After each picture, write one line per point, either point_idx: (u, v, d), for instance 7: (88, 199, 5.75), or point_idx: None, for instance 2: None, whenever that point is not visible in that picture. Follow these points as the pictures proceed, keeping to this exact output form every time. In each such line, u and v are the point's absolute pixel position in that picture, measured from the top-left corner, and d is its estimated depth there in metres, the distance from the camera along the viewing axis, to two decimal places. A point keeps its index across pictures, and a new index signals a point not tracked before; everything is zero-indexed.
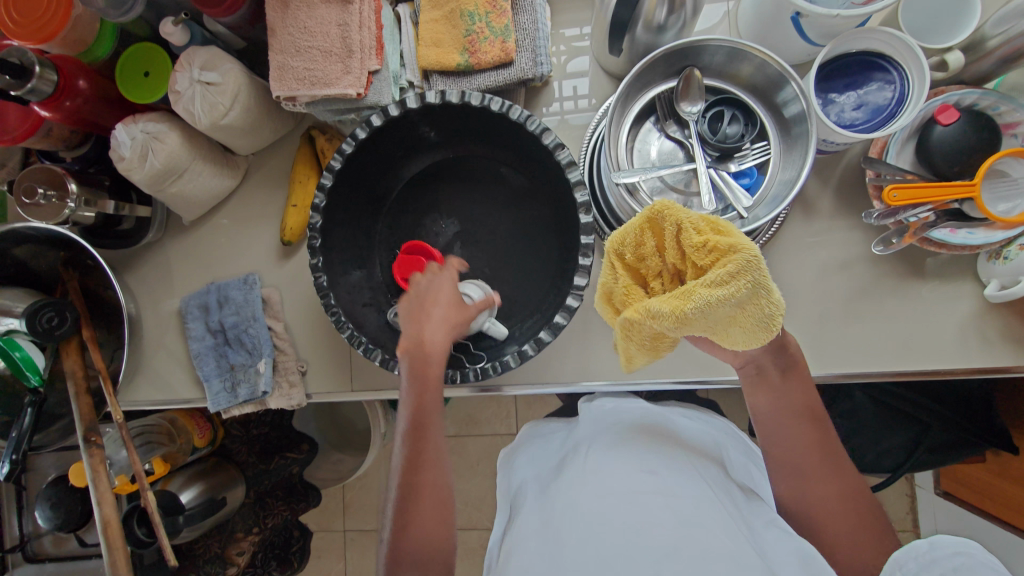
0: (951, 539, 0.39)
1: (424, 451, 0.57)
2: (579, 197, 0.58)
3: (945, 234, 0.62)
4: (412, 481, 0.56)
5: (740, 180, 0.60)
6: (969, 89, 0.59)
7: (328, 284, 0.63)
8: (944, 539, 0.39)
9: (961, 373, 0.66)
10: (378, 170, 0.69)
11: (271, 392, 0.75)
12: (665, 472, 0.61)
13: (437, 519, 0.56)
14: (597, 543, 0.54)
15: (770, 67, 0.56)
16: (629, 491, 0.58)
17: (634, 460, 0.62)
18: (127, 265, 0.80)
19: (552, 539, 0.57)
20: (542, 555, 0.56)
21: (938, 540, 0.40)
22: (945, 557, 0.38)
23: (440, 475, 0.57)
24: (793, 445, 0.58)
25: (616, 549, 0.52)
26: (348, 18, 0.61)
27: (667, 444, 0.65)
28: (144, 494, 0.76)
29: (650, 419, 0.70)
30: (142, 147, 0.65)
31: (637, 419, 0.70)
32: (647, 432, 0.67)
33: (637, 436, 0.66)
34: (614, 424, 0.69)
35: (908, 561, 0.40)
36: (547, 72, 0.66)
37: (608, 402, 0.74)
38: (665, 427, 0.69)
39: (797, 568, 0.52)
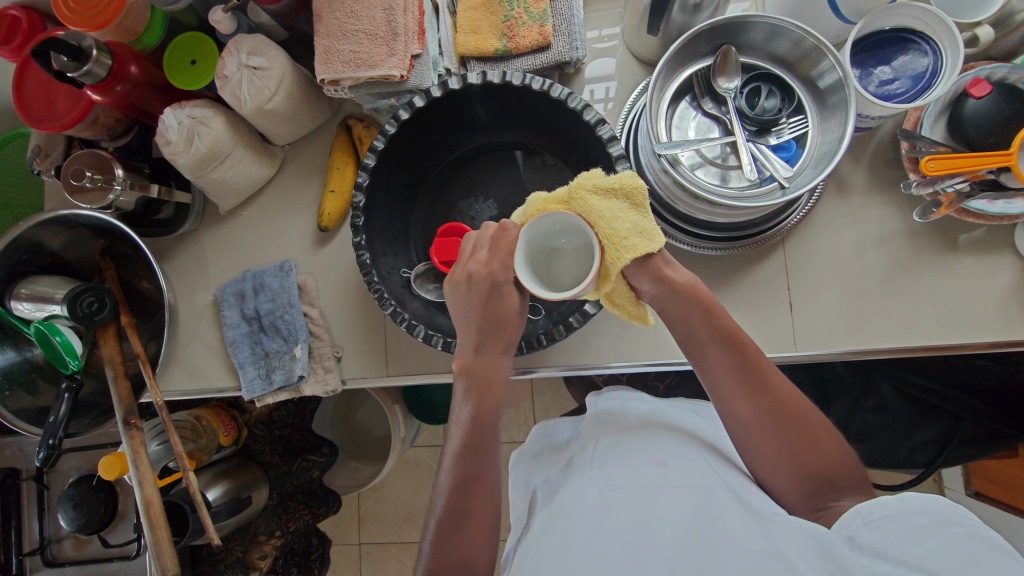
0: (921, 499, 0.46)
1: (478, 467, 0.58)
2: (622, 169, 0.60)
3: (982, 204, 0.62)
4: (466, 493, 0.57)
5: (779, 154, 0.62)
6: (998, 64, 0.61)
7: (370, 262, 0.64)
8: (915, 500, 0.46)
9: (1004, 346, 0.65)
10: (419, 152, 0.71)
11: (306, 377, 0.74)
12: (674, 463, 0.56)
13: (483, 528, 0.56)
14: (606, 538, 0.48)
15: (807, 42, 0.58)
16: (639, 484, 0.54)
17: (640, 456, 0.58)
18: (164, 255, 0.81)
19: (563, 536, 0.51)
20: (551, 551, 0.50)
21: (909, 499, 0.46)
22: (914, 514, 0.45)
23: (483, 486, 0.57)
24: (814, 439, 0.54)
25: (625, 544, 0.47)
26: (393, 3, 0.63)
27: (674, 434, 0.62)
28: (186, 479, 0.75)
29: (658, 416, 0.66)
30: (188, 131, 0.66)
31: (641, 413, 0.67)
32: (652, 427, 0.63)
33: (645, 431, 0.62)
34: (618, 424, 0.65)
35: (874, 511, 0.48)
36: (583, 56, 0.68)
37: (613, 396, 0.72)
38: (665, 422, 0.65)
39: (808, 546, 0.47)
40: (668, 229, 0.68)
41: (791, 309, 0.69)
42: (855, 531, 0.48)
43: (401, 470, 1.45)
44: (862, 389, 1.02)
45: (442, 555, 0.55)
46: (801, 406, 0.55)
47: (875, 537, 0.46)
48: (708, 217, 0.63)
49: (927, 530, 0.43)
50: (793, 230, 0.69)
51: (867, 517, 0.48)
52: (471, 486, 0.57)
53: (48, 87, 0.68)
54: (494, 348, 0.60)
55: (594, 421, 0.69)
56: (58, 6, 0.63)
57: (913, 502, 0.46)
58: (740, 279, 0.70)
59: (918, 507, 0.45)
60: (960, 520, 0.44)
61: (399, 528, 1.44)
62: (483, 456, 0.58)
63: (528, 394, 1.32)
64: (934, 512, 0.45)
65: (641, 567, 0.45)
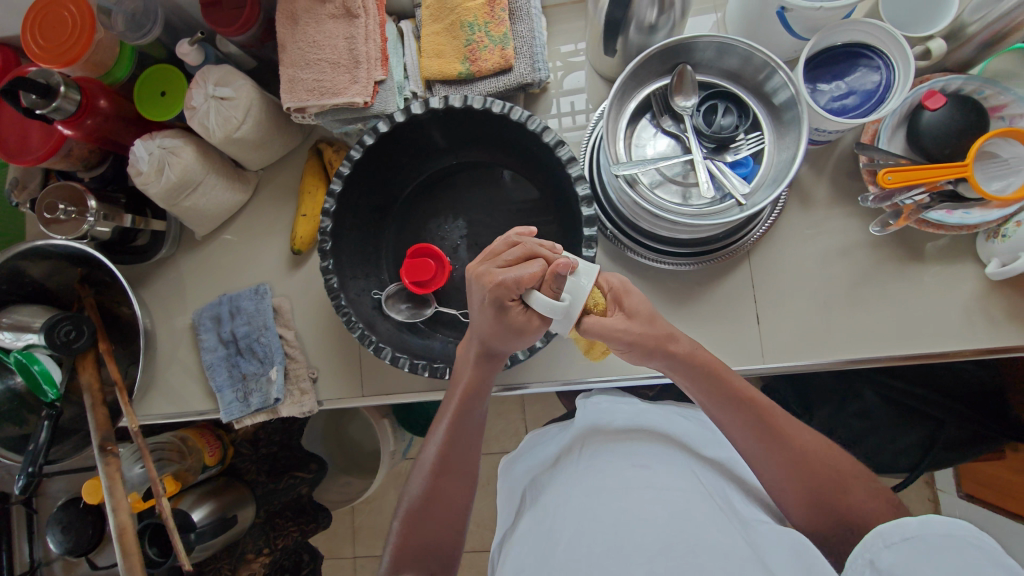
0: (943, 520, 0.41)
1: (454, 464, 0.62)
2: (580, 191, 0.61)
3: (941, 216, 0.62)
4: (436, 485, 0.61)
5: (737, 170, 0.62)
6: (953, 76, 0.62)
7: (339, 285, 0.65)
8: (937, 521, 0.41)
9: (970, 355, 0.66)
10: (387, 176, 0.72)
11: (282, 400, 0.75)
12: (658, 467, 0.57)
13: (449, 516, 0.61)
14: (588, 540, 0.49)
15: (757, 58, 0.59)
16: (622, 486, 0.54)
17: (623, 458, 0.58)
18: (143, 281, 0.82)
19: (547, 540, 0.52)
20: (535, 557, 0.51)
21: (930, 520, 0.41)
22: (935, 533, 0.40)
23: (459, 483, 0.62)
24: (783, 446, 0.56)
25: (606, 545, 0.48)
26: (354, 31, 0.64)
27: (657, 438, 0.63)
28: (160, 503, 0.77)
29: (644, 421, 0.66)
30: (159, 161, 0.67)
31: (627, 416, 0.68)
32: (637, 431, 0.64)
33: (630, 434, 0.63)
34: (608, 426, 0.65)
35: (892, 534, 0.43)
36: (545, 76, 0.69)
37: (603, 399, 0.73)
38: (651, 427, 0.64)
39: (791, 562, 0.47)
40: (631, 246, 0.68)
41: (758, 321, 0.69)
42: (874, 555, 0.43)
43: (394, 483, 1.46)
44: (844, 394, 1.02)
45: (408, 535, 0.60)
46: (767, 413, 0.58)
47: (893, 561, 0.41)
48: (669, 233, 0.64)
49: (946, 550, 0.39)
50: (756, 243, 0.70)
51: (887, 539, 0.43)
52: (437, 472, 0.62)
53: (21, 123, 0.69)
54: (493, 363, 0.60)
55: (582, 422, 0.69)
56: (28, 43, 0.64)
57: (936, 523, 0.41)
58: (706, 293, 0.70)
59: (938, 527, 0.40)
60: (980, 545, 0.38)
61: None
62: (466, 455, 0.63)
63: (518, 405, 1.33)
64: (959, 537, 0.39)
65: (620, 568, 0.45)
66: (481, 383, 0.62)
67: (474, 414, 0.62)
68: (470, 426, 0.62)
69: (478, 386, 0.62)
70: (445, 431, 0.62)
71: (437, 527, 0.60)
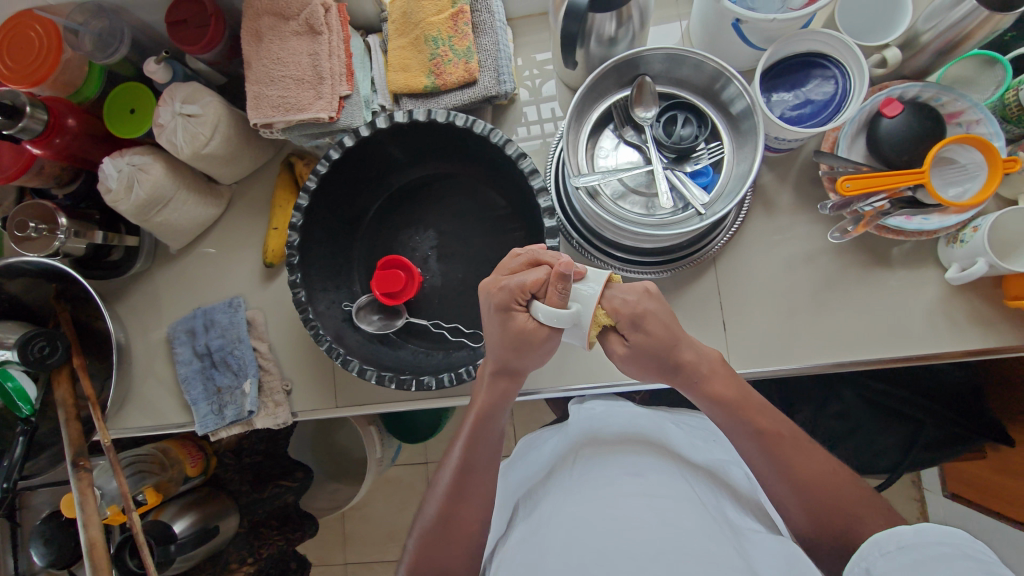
0: (938, 530, 0.42)
1: (471, 489, 0.62)
2: (542, 202, 0.61)
3: (900, 222, 0.64)
4: (450, 511, 0.61)
5: (697, 179, 0.63)
6: (910, 83, 0.63)
7: (306, 299, 0.66)
8: (931, 531, 0.42)
9: (933, 359, 0.66)
10: (356, 189, 0.73)
11: (256, 412, 0.76)
12: (650, 475, 0.57)
13: (462, 540, 0.60)
14: (579, 548, 0.49)
15: (708, 66, 0.60)
16: (614, 495, 0.54)
17: (617, 468, 0.58)
18: (119, 295, 0.83)
19: (538, 548, 0.52)
20: (526, 564, 0.51)
21: (925, 530, 0.43)
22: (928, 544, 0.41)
23: (471, 507, 0.61)
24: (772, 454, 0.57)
25: (597, 554, 0.48)
26: (318, 48, 0.65)
27: (651, 446, 0.62)
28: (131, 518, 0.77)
29: (639, 428, 0.66)
30: (128, 178, 0.68)
31: (622, 423, 0.68)
32: (632, 439, 0.63)
33: (624, 442, 0.63)
34: (602, 433, 0.66)
35: (887, 542, 0.44)
36: (510, 88, 0.70)
37: (598, 402, 0.73)
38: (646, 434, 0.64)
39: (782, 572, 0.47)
40: (595, 256, 0.68)
41: (725, 328, 0.70)
42: (870, 561, 0.45)
43: (383, 490, 1.46)
44: (824, 396, 1.03)
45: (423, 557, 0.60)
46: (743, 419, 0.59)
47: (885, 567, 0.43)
48: (633, 242, 0.65)
49: (932, 559, 0.40)
50: (721, 250, 0.70)
51: (883, 547, 0.44)
52: (451, 498, 0.61)
53: None
54: (502, 381, 0.61)
55: (577, 430, 0.69)
56: None
57: (930, 532, 0.42)
58: (673, 301, 0.71)
59: (932, 538, 0.42)
60: (973, 555, 0.39)
61: (383, 547, 1.45)
62: (478, 477, 0.62)
63: None
64: (949, 543, 0.41)
65: None
66: (492, 401, 0.62)
67: (487, 435, 0.62)
68: (484, 448, 0.62)
69: (493, 405, 0.62)
70: (461, 453, 0.62)
71: (451, 551, 0.60)
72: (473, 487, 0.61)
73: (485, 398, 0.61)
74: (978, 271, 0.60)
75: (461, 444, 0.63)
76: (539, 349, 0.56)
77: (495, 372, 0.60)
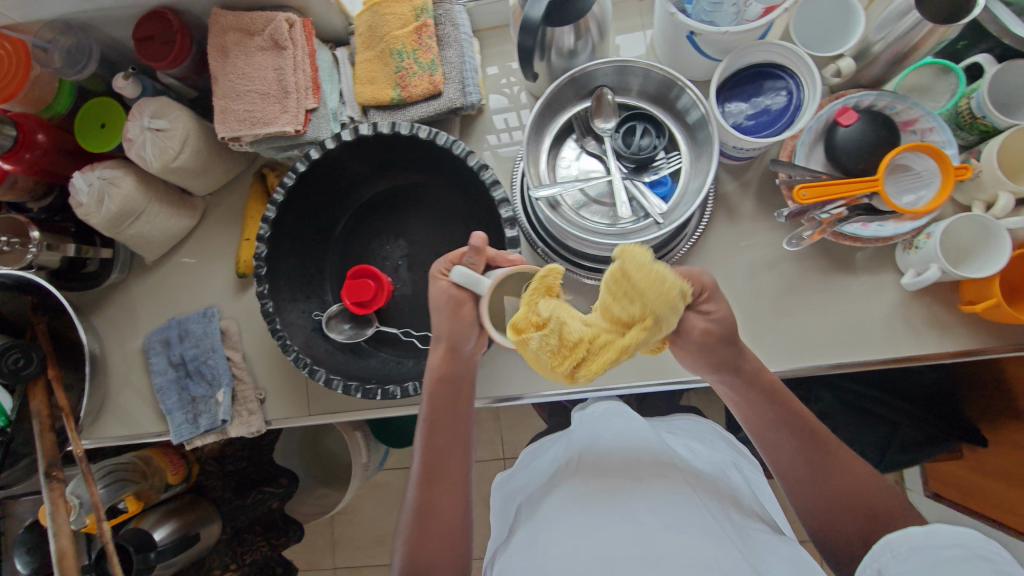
0: (951, 531, 0.40)
1: (445, 475, 0.60)
2: (504, 213, 0.62)
3: (857, 228, 0.64)
4: (426, 495, 0.59)
5: (656, 189, 0.65)
6: (866, 92, 0.63)
7: (274, 309, 0.66)
8: (945, 532, 0.40)
9: (893, 363, 0.67)
10: (325, 202, 0.74)
11: (230, 421, 0.76)
12: (650, 481, 0.56)
13: (447, 526, 0.58)
14: (582, 558, 0.48)
15: (660, 75, 0.61)
16: (616, 504, 0.53)
17: (618, 475, 0.57)
18: (95, 306, 0.83)
19: (538, 555, 0.51)
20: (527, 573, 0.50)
21: (936, 531, 0.41)
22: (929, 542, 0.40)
23: (452, 496, 0.59)
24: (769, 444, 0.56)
25: (601, 563, 0.47)
26: (283, 62, 0.66)
27: (651, 450, 0.61)
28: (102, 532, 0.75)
29: (638, 431, 0.65)
30: (98, 192, 0.69)
31: (622, 426, 0.66)
32: (632, 442, 0.62)
33: (624, 446, 0.62)
34: (600, 438, 0.64)
35: (900, 543, 0.42)
36: (476, 100, 0.71)
37: (599, 406, 0.73)
38: (646, 439, 0.63)
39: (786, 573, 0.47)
40: (560, 265, 0.67)
41: None
42: (882, 563, 0.42)
43: (371, 494, 1.47)
44: (802, 398, 1.03)
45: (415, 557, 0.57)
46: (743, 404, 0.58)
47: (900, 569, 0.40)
48: (595, 251, 0.66)
49: (944, 562, 0.38)
50: (685, 257, 0.71)
51: (893, 548, 0.42)
52: (424, 488, 0.59)
53: None
54: (442, 351, 0.62)
55: (578, 436, 0.68)
56: None
57: (941, 533, 0.40)
58: None
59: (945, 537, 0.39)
60: (985, 554, 0.37)
61: (371, 551, 1.46)
62: (454, 466, 0.61)
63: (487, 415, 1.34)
64: (963, 544, 0.38)
65: None
66: (463, 372, 0.63)
67: (448, 410, 0.62)
68: (452, 432, 0.62)
69: (451, 376, 0.62)
70: (427, 434, 0.61)
71: (441, 545, 0.57)
72: (448, 479, 0.60)
73: (427, 406, 0.61)
74: (931, 276, 0.61)
75: (423, 430, 0.61)
76: (466, 343, 0.62)
77: (442, 341, 0.62)
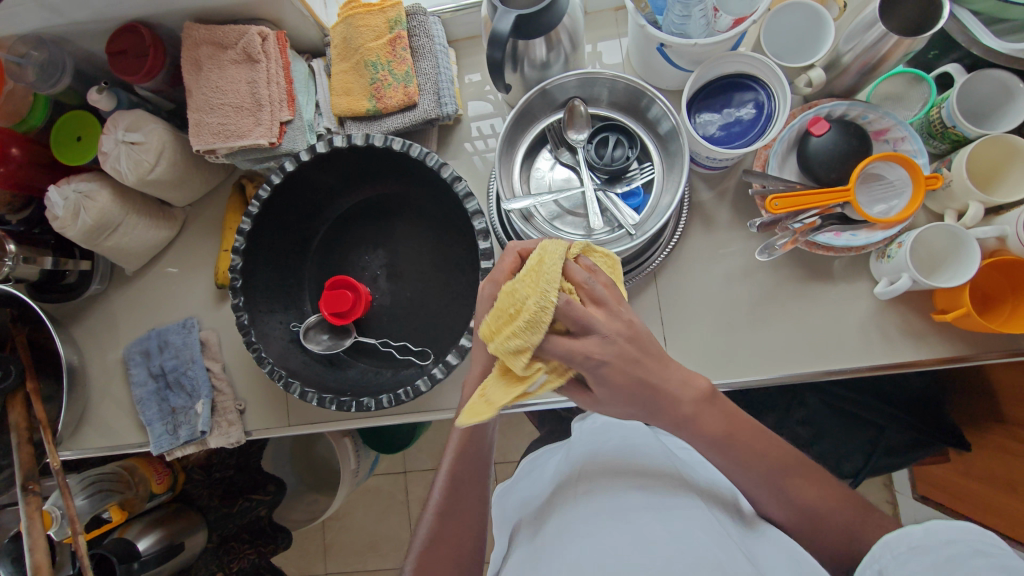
0: (948, 526, 0.39)
1: (463, 500, 0.58)
2: (477, 224, 0.62)
3: (830, 237, 0.64)
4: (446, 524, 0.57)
5: (629, 200, 0.65)
6: (837, 102, 0.64)
7: (249, 322, 0.67)
8: (941, 527, 0.39)
9: (868, 371, 0.67)
10: (303, 213, 0.75)
11: (209, 432, 0.76)
12: (657, 488, 0.54)
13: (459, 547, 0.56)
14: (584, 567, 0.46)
15: (630, 85, 0.62)
16: (619, 513, 0.51)
17: (619, 483, 0.55)
18: (75, 317, 0.83)
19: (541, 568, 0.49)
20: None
21: (934, 528, 0.39)
22: (938, 544, 0.38)
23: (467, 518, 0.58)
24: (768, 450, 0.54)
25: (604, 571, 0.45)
26: (256, 75, 0.66)
27: (652, 457, 0.59)
28: (75, 543, 0.74)
29: (638, 437, 0.63)
30: (74, 206, 0.69)
31: (623, 433, 0.65)
32: (632, 449, 0.61)
33: (626, 453, 0.60)
34: (600, 447, 0.63)
35: (898, 543, 0.41)
36: (452, 110, 0.71)
37: (600, 415, 0.72)
38: (647, 445, 0.61)
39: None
40: None
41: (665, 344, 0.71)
42: (883, 563, 0.41)
43: (361, 500, 1.46)
44: (788, 402, 1.03)
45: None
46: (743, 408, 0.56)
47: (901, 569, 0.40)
48: None
49: (945, 561, 0.37)
50: (661, 266, 0.71)
51: (894, 548, 0.41)
52: (444, 514, 0.58)
53: None
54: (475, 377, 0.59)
55: (579, 446, 0.66)
56: None
57: (940, 530, 0.39)
58: None
59: (942, 536, 0.38)
60: (983, 550, 0.36)
61: (362, 557, 1.45)
62: (470, 485, 0.59)
63: None
64: (958, 540, 0.38)
65: None
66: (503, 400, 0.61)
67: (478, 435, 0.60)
68: (476, 455, 0.60)
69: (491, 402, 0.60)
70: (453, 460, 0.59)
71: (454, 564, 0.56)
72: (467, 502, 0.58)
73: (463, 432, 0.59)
74: (902, 286, 0.61)
75: (451, 453, 0.60)
76: None
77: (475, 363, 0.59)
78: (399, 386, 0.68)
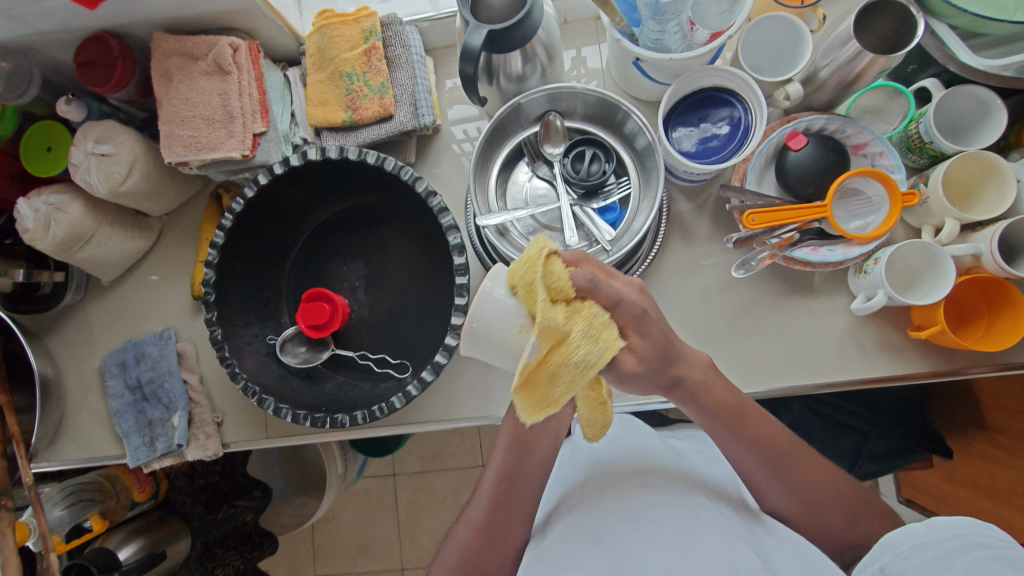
0: (949, 522, 0.39)
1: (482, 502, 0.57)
2: (452, 240, 0.60)
3: (807, 253, 0.64)
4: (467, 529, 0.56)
5: (606, 215, 0.64)
6: (815, 116, 0.63)
7: (223, 337, 0.66)
8: (943, 522, 0.39)
9: (846, 386, 0.67)
10: (279, 224, 0.74)
11: (187, 444, 0.76)
12: (664, 490, 0.55)
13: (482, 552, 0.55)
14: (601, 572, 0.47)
15: (608, 100, 0.62)
16: (630, 517, 0.52)
17: (626, 486, 0.56)
18: (50, 328, 0.83)
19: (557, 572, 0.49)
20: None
21: (936, 522, 0.40)
22: (940, 539, 0.38)
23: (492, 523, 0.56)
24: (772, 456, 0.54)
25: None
26: (227, 87, 0.65)
27: (656, 459, 0.60)
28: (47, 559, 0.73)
29: (641, 439, 0.64)
30: (44, 218, 0.68)
31: (625, 435, 0.65)
32: (637, 451, 0.61)
33: (631, 456, 0.60)
34: (605, 450, 0.63)
35: (903, 541, 0.40)
36: (428, 121, 0.70)
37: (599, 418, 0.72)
38: (650, 448, 0.62)
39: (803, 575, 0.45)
40: None
41: None
42: (885, 561, 0.41)
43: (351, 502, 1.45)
44: (776, 408, 1.02)
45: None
46: (746, 407, 0.56)
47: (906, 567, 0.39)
48: None
49: (946, 559, 0.37)
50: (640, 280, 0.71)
51: (897, 546, 0.40)
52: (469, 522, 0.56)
53: None
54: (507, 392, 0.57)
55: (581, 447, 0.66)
56: None
57: (942, 525, 0.39)
58: None
59: (945, 529, 0.39)
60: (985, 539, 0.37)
61: (352, 559, 1.43)
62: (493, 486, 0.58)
63: None
64: (961, 535, 0.38)
65: None
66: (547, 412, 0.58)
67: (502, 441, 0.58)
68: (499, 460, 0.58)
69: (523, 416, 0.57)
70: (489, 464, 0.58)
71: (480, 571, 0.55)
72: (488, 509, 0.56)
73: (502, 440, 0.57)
74: (878, 302, 0.60)
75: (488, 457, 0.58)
76: None
77: None
78: (379, 400, 0.67)
